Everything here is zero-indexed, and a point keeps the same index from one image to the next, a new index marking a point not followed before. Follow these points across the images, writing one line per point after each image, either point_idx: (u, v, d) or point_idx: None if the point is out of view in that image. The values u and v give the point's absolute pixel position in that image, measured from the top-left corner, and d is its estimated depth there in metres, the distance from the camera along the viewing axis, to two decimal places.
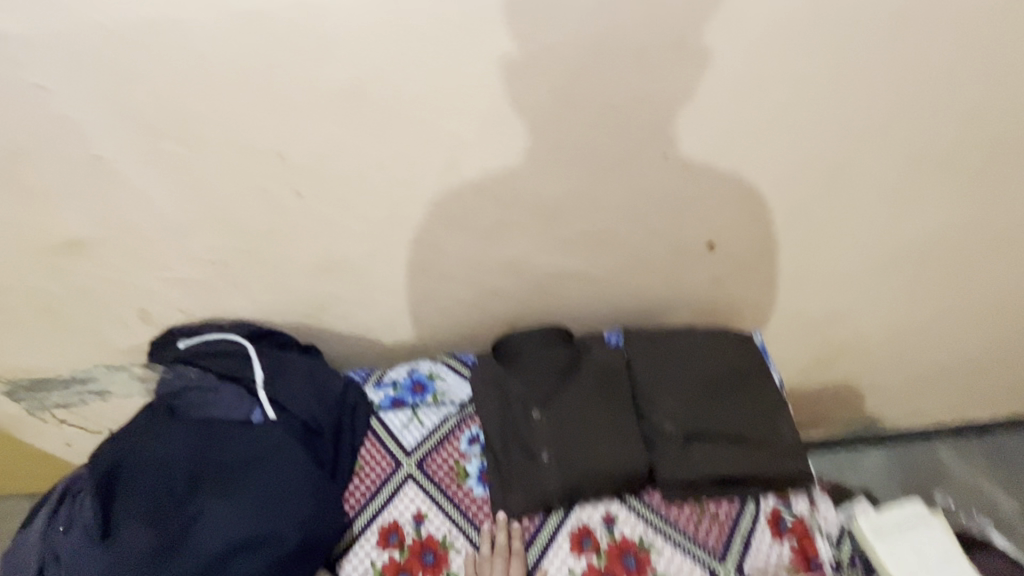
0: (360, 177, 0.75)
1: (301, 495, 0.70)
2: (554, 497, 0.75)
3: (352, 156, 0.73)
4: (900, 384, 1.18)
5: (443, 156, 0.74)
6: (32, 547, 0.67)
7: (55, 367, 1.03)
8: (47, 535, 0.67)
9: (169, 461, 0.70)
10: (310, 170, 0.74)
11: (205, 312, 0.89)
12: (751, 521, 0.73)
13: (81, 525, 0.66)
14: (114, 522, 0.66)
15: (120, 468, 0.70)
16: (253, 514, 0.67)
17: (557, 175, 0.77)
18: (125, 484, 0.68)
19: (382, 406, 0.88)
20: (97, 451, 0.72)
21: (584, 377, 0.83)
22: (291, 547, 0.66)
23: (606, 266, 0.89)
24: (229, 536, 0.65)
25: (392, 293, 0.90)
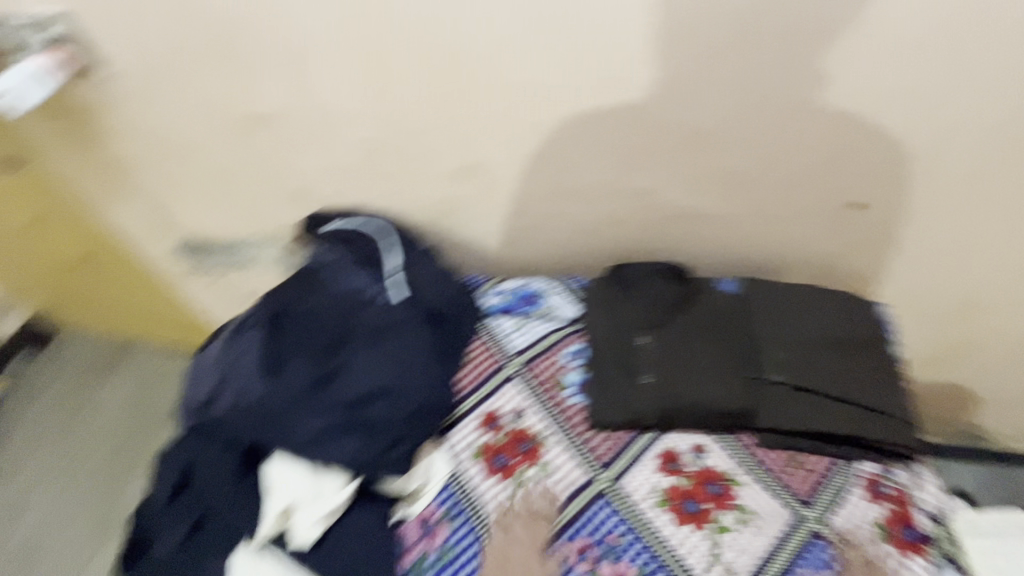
0: (520, 82, 0.78)
1: (426, 366, 0.78)
2: (651, 417, 0.79)
3: (518, 60, 0.75)
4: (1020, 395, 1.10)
5: (605, 70, 0.75)
6: (208, 365, 0.81)
7: (216, 231, 1.16)
8: (221, 357, 0.81)
9: (320, 317, 0.82)
10: (477, 70, 0.77)
11: (351, 199, 0.99)
12: (844, 482, 0.74)
13: (248, 355, 0.78)
14: (273, 356, 0.78)
15: (281, 315, 0.83)
16: (386, 372, 0.76)
17: (713, 103, 0.76)
18: (283, 328, 0.81)
19: (495, 309, 0.95)
20: (262, 299, 0.85)
21: (695, 315, 0.84)
22: (415, 404, 0.74)
23: (736, 212, 0.88)
24: (366, 384, 0.74)
25: (519, 206, 0.95)
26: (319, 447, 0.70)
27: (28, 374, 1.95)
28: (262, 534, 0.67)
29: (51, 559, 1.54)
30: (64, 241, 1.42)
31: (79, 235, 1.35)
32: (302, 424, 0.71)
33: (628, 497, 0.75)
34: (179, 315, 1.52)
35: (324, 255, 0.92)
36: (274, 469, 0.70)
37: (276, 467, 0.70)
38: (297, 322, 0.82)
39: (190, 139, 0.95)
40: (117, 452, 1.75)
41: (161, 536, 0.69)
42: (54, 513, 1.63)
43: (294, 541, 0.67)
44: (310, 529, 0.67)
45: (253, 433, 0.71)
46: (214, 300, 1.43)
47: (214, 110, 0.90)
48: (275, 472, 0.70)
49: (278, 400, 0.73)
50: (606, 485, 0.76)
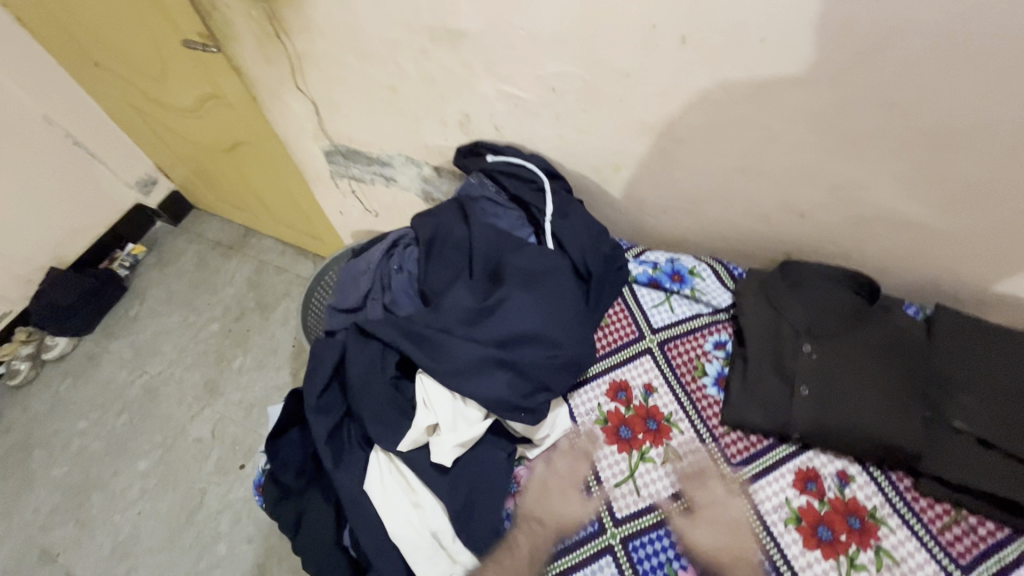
0: (760, 40, 0.65)
1: (574, 323, 0.76)
2: (800, 429, 0.72)
3: (770, 14, 0.62)
4: None
5: (877, 42, 0.60)
6: (368, 271, 0.89)
7: (367, 143, 1.18)
8: (381, 267, 0.89)
9: (473, 248, 0.84)
10: (711, 19, 0.65)
11: (515, 134, 0.95)
12: (1019, 556, 0.64)
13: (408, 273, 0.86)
14: (428, 276, 0.84)
15: (437, 239, 0.87)
16: (536, 319, 0.74)
17: (1006, 105, 0.60)
18: (438, 251, 0.86)
19: (638, 279, 0.91)
20: (421, 219, 0.90)
21: (872, 334, 0.76)
22: (559, 358, 0.73)
23: (960, 232, 0.75)
24: (514, 327, 0.73)
25: (696, 176, 0.86)
26: (464, 375, 0.70)
27: (173, 239, 2.19)
28: (405, 443, 0.69)
29: (175, 402, 1.79)
30: (223, 126, 1.51)
31: (240, 123, 1.43)
32: (451, 348, 0.71)
33: (757, 505, 0.71)
34: (315, 212, 1.66)
35: (483, 192, 0.96)
36: (425, 384, 0.71)
37: (427, 383, 0.71)
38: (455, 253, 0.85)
39: (369, 46, 0.92)
40: (237, 322, 1.94)
41: (310, 424, 0.72)
42: (183, 364, 1.87)
43: (433, 458, 0.69)
44: (449, 451, 0.69)
45: (403, 345, 0.73)
46: (347, 207, 1.50)
47: (401, 19, 0.84)
48: (426, 388, 0.71)
49: (431, 320, 0.74)
50: (734, 486, 0.73)
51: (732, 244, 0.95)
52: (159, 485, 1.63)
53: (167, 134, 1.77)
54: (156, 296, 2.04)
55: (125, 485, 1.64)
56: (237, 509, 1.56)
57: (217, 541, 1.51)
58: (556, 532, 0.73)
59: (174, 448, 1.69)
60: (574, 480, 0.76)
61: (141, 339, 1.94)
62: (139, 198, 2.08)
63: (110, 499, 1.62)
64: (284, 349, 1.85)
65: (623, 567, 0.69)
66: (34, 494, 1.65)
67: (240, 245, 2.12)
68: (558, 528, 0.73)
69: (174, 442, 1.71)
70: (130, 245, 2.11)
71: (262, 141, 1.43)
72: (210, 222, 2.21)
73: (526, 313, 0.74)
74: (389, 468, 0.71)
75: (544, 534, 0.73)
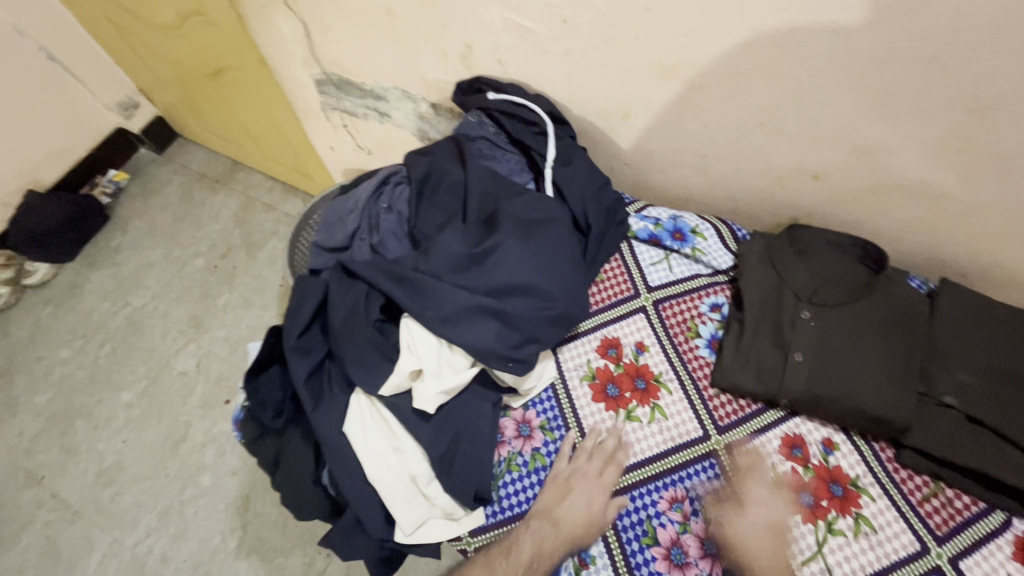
0: None
1: (567, 276, 0.74)
2: (789, 396, 0.72)
3: None
4: None
5: None
6: (356, 209, 0.85)
7: (361, 73, 1.11)
8: (370, 205, 0.85)
9: (468, 190, 0.80)
10: None
11: (520, 71, 0.88)
12: (992, 530, 0.65)
13: (398, 213, 0.82)
14: (419, 218, 0.80)
15: (430, 179, 0.82)
16: (529, 269, 0.71)
17: None
18: (430, 191, 0.82)
19: (638, 235, 0.87)
20: (413, 156, 0.85)
21: (873, 305, 0.74)
22: (551, 312, 0.71)
23: (979, 205, 0.71)
24: (507, 275, 0.70)
25: (709, 129, 0.81)
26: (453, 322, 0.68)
27: (156, 169, 2.09)
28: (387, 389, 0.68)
29: (160, 336, 1.76)
30: (208, 47, 1.40)
31: (225, 44, 1.33)
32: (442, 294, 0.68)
33: (740, 467, 0.72)
34: (306, 149, 1.59)
35: (481, 133, 0.90)
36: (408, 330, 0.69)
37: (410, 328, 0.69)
38: (447, 196, 0.81)
39: None
40: (222, 258, 1.89)
41: (289, 364, 0.71)
42: (167, 298, 1.83)
43: (416, 404, 0.67)
44: (432, 398, 0.67)
45: (390, 288, 0.70)
46: (339, 143, 1.42)
47: None
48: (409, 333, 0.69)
49: (420, 264, 0.71)
50: (718, 448, 0.73)
51: (739, 204, 0.92)
52: (143, 416, 1.63)
53: (148, 53, 1.65)
54: (140, 227, 1.98)
55: (110, 414, 1.64)
56: (222, 443, 1.57)
57: (201, 472, 1.53)
58: (567, 543, 0.67)
59: (158, 381, 1.69)
60: (598, 483, 0.70)
61: (124, 270, 1.89)
62: (120, 122, 1.98)
63: (94, 428, 1.62)
64: (272, 288, 1.81)
65: (603, 525, 0.69)
66: (17, 418, 1.65)
67: (227, 179, 2.04)
68: (572, 533, 0.67)
69: (159, 375, 1.70)
70: (111, 171, 2.02)
71: (249, 66, 1.34)
72: (196, 153, 2.11)
73: (520, 262, 0.71)
74: (371, 413, 0.70)
75: (555, 538, 0.68)
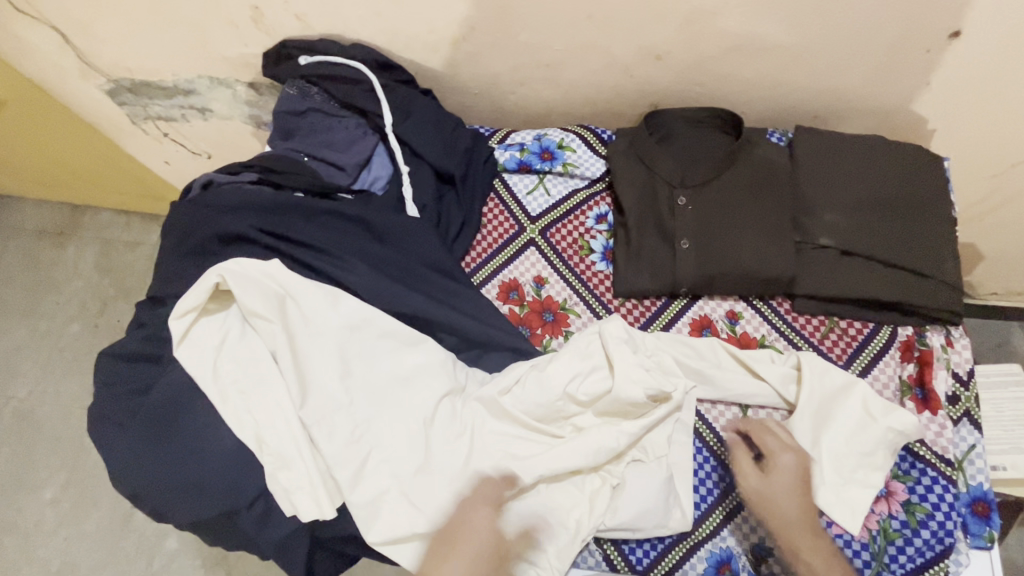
0: None
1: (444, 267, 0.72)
2: (686, 284, 0.72)
3: None
4: (1021, 253, 1.09)
5: None
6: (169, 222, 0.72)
7: (154, 69, 0.94)
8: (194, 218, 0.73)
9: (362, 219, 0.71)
10: None
11: (325, 22, 0.78)
12: (883, 344, 0.72)
13: (227, 237, 0.68)
14: (245, 244, 0.69)
15: (308, 226, 0.70)
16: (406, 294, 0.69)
17: None
18: (300, 230, 0.70)
19: (507, 167, 0.83)
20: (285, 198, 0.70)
21: (740, 170, 0.75)
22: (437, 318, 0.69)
23: (810, 43, 0.72)
24: (396, 306, 0.68)
25: (539, 36, 0.76)
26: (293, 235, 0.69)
27: None
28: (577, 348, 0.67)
29: (61, 420, 1.54)
30: None
31: None
32: None
33: None
34: (138, 171, 1.38)
35: (308, 104, 0.79)
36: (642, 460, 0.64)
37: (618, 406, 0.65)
38: (325, 210, 0.71)
39: None
40: (98, 314, 1.66)
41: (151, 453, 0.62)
42: (52, 379, 1.60)
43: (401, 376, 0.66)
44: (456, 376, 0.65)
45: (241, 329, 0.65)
46: (171, 155, 1.24)
47: None
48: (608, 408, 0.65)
49: None
50: None
51: (598, 108, 0.87)
52: (76, 507, 1.44)
53: None
54: None
55: (36, 518, 1.44)
56: None
57: (165, 539, 1.38)
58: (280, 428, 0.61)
59: (79, 467, 1.49)
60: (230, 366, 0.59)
61: None
62: None
63: (25, 537, 1.42)
64: None
65: None
66: None
67: (71, 229, 1.76)
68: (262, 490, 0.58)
69: (77, 460, 1.50)
70: None
71: (26, 91, 1.11)
72: (22, 209, 1.80)
73: (404, 295, 0.68)
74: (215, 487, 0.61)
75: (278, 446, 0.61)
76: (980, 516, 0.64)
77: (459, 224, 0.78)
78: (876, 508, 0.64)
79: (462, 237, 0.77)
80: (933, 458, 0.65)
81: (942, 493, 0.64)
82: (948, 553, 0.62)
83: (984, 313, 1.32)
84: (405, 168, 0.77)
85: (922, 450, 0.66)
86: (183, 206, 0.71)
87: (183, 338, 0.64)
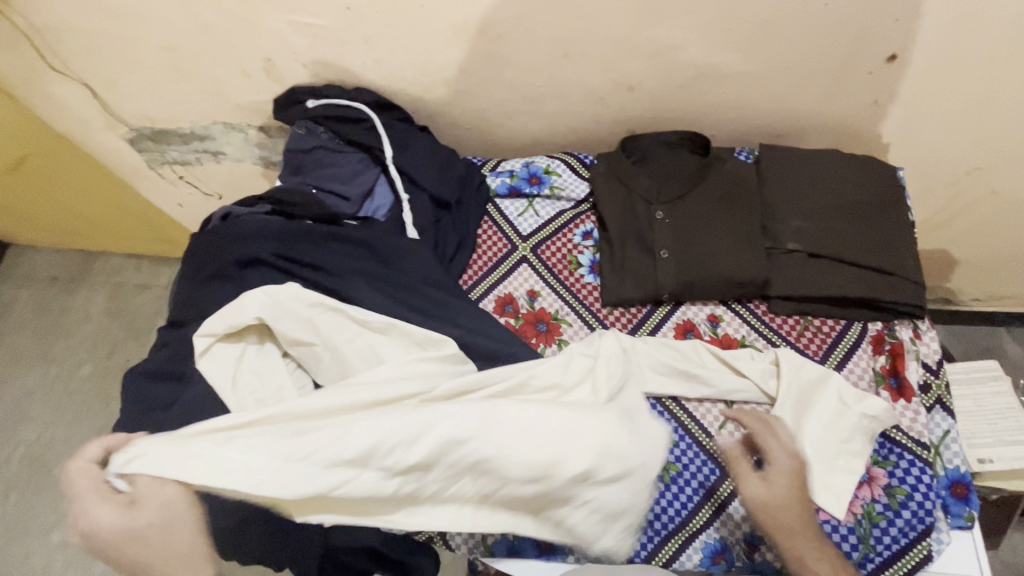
0: None
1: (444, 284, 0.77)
2: (668, 290, 0.78)
3: None
4: (990, 257, 1.15)
5: None
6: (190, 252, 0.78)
7: (173, 118, 1.03)
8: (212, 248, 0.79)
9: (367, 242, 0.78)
10: None
11: (330, 70, 0.87)
12: (855, 339, 0.77)
13: (244, 263, 0.74)
14: (260, 269, 0.75)
15: (318, 251, 0.76)
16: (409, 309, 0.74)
17: None
18: (311, 254, 0.76)
19: (498, 192, 0.90)
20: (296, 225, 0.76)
21: (712, 186, 0.82)
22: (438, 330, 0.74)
23: (765, 70, 0.80)
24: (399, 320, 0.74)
25: (523, 74, 0.84)
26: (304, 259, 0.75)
27: None
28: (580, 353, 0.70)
29: (70, 461, 1.57)
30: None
31: (13, 128, 1.19)
32: None
33: None
34: (151, 215, 1.46)
35: (316, 142, 0.87)
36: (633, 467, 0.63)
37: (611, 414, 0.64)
38: (333, 235, 0.77)
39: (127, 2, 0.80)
40: (109, 355, 1.71)
41: None
42: (63, 420, 1.63)
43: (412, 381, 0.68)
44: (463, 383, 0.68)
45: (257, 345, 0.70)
46: (184, 197, 1.32)
47: None
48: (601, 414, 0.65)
49: None
50: None
51: (580, 136, 0.95)
52: None
53: None
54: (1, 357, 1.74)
55: (44, 561, 1.44)
56: None
57: None
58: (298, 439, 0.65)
59: None
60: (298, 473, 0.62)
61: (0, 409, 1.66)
62: None
63: None
64: None
65: None
66: None
67: (85, 273, 1.83)
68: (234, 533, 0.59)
69: None
70: None
71: (52, 143, 1.20)
72: (37, 257, 1.87)
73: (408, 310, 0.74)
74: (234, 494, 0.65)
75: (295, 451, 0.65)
76: (959, 497, 0.68)
77: (457, 244, 0.84)
78: (859, 493, 0.67)
79: (460, 257, 0.84)
80: (910, 443, 0.69)
81: (923, 474, 0.67)
82: (930, 532, 0.65)
83: (966, 318, 1.37)
84: (406, 196, 0.84)
85: (898, 435, 0.69)
86: (203, 237, 0.77)
87: (205, 353, 0.69)
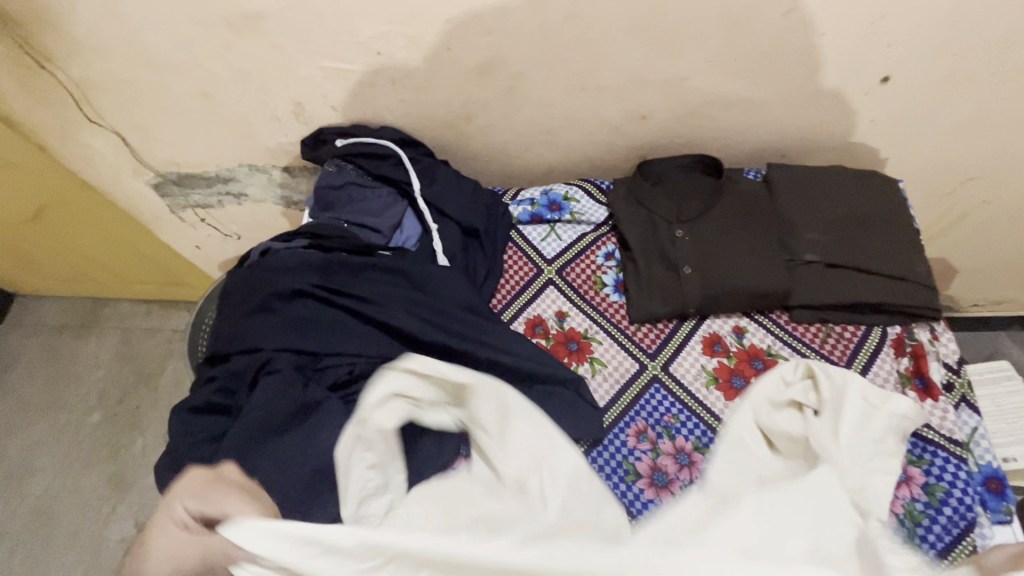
0: None
1: (477, 308, 0.80)
2: (693, 305, 0.81)
3: None
4: (989, 263, 1.19)
5: None
6: (229, 288, 0.80)
7: (200, 162, 1.07)
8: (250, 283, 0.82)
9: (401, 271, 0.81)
10: None
11: (357, 111, 0.92)
12: (877, 343, 0.79)
13: (284, 295, 0.77)
14: (300, 300, 0.77)
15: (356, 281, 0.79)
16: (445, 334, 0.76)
17: None
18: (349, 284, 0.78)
19: (521, 219, 0.93)
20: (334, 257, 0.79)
21: (726, 204, 0.86)
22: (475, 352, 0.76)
23: (769, 95, 0.86)
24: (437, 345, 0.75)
25: (541, 107, 0.89)
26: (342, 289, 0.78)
27: (5, 339, 1.83)
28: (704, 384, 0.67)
29: (78, 513, 1.52)
30: (19, 189, 1.27)
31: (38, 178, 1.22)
32: None
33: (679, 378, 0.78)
34: (167, 258, 1.48)
35: (345, 178, 0.91)
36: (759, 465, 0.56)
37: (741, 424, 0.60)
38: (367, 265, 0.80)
39: (166, 55, 0.85)
40: (120, 401, 1.69)
41: None
42: (72, 470, 1.59)
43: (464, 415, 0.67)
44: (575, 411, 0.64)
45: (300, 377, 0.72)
46: (203, 239, 1.34)
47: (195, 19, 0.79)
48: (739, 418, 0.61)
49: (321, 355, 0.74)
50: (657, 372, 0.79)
51: (595, 163, 1.00)
52: None
53: None
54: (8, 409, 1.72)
55: None
56: None
57: None
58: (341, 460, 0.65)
59: (96, 561, 1.45)
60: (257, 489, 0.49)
61: (6, 461, 1.63)
62: None
63: None
64: None
65: None
66: None
67: (95, 320, 1.83)
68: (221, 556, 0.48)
69: (95, 554, 1.46)
70: None
71: (75, 192, 1.23)
72: (46, 306, 1.88)
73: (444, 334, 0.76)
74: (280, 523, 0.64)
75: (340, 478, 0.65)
76: (995, 492, 0.69)
77: (485, 271, 0.87)
78: (898, 493, 0.69)
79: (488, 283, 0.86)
80: (941, 440, 0.71)
81: (958, 471, 0.69)
82: (972, 529, 0.66)
83: (969, 325, 1.40)
84: (434, 226, 0.87)
85: (929, 434, 0.72)
86: (243, 272, 0.80)
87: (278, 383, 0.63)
